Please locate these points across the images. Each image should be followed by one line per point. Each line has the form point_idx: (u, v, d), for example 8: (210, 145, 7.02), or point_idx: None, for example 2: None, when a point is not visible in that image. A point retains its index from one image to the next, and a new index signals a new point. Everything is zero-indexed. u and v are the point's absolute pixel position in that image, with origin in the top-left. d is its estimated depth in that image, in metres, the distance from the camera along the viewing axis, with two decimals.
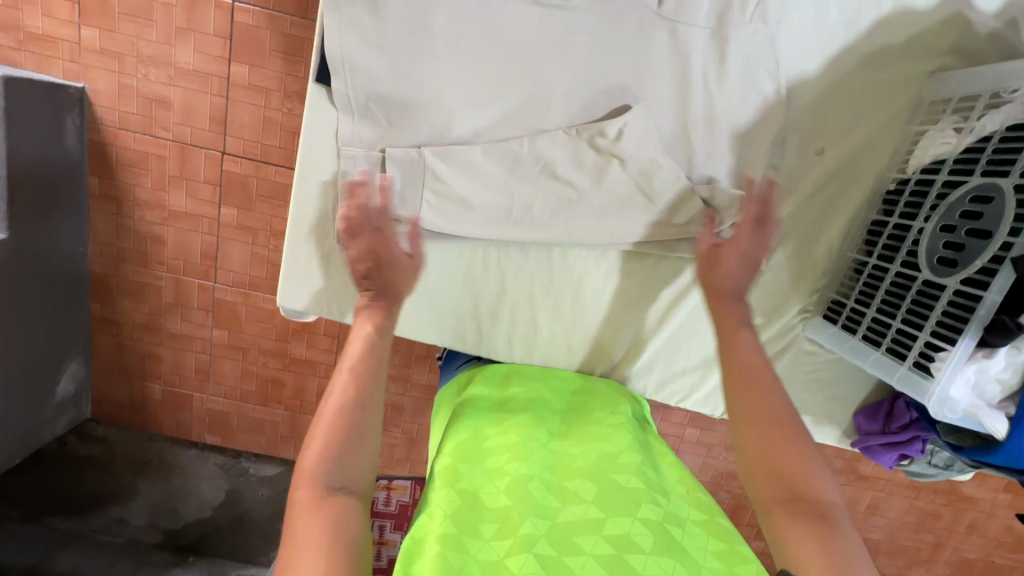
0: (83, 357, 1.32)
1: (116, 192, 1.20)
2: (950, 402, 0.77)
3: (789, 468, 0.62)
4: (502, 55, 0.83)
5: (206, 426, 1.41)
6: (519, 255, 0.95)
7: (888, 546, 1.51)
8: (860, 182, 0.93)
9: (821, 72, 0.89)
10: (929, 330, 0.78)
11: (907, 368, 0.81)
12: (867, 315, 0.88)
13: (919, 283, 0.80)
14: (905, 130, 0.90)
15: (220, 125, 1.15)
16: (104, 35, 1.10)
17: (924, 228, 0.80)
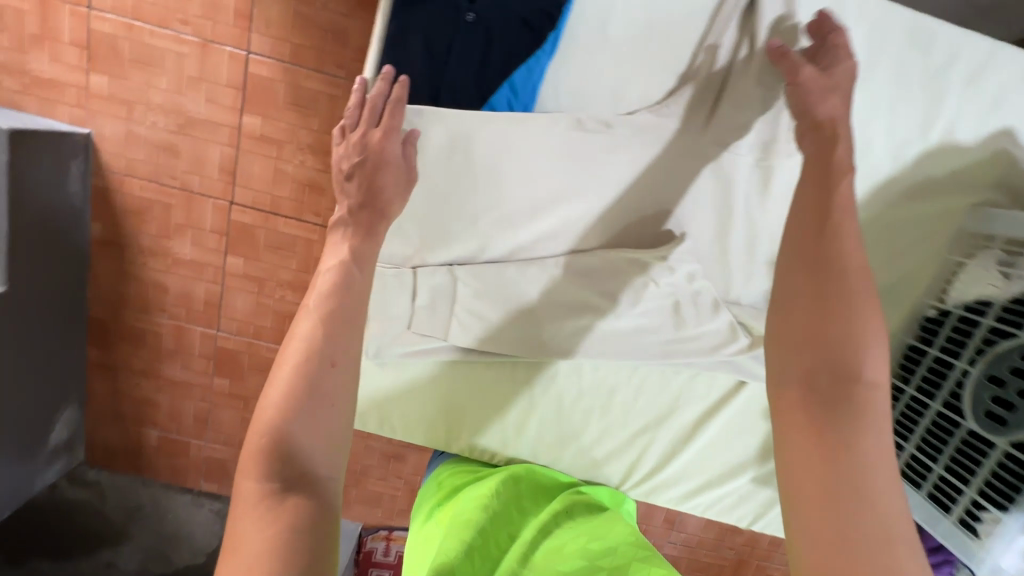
0: (78, 403, 1.28)
1: (119, 238, 1.17)
2: (998, 567, 0.85)
3: (821, 333, 0.68)
4: (563, 182, 0.88)
5: (202, 473, 1.37)
6: (549, 370, 0.94)
7: None
8: (899, 304, 1.01)
9: (868, 203, 0.96)
10: (976, 489, 0.85)
11: (952, 522, 0.88)
12: (931, 472, 0.91)
13: (965, 433, 0.86)
14: (946, 260, 0.98)
15: (229, 174, 1.13)
16: (112, 81, 1.07)
17: (969, 372, 0.86)
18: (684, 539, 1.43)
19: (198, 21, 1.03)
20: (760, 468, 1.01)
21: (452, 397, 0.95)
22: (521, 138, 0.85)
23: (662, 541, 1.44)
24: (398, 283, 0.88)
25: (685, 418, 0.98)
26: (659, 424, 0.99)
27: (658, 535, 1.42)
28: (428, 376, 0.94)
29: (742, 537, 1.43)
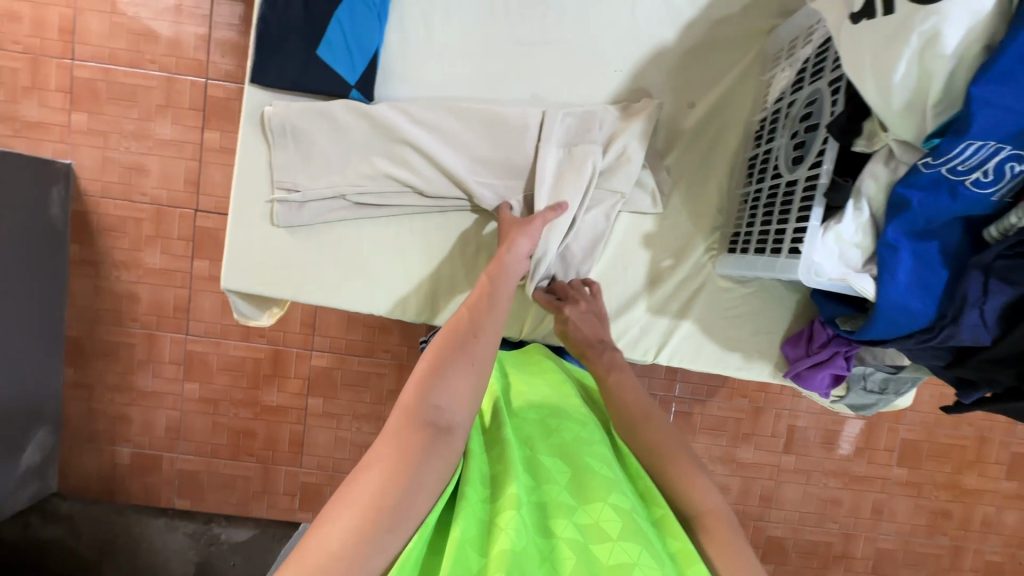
0: (52, 426, 1.31)
1: (96, 255, 1.28)
2: (817, 268, 0.68)
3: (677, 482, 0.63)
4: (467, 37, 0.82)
5: (175, 490, 1.37)
6: (440, 219, 0.84)
7: (906, 557, 1.41)
8: (732, 125, 0.86)
9: (678, 38, 0.83)
10: (793, 224, 0.71)
11: (784, 258, 0.72)
12: (751, 237, 0.80)
13: (782, 187, 0.74)
14: (759, 81, 0.85)
15: (194, 185, 1.26)
16: (92, 117, 1.24)
17: (779, 144, 0.76)
18: None
19: (164, 59, 1.23)
20: (653, 297, 0.88)
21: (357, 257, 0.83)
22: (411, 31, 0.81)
23: None
24: (290, 137, 0.79)
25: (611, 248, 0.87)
26: None
27: None
28: (330, 233, 0.82)
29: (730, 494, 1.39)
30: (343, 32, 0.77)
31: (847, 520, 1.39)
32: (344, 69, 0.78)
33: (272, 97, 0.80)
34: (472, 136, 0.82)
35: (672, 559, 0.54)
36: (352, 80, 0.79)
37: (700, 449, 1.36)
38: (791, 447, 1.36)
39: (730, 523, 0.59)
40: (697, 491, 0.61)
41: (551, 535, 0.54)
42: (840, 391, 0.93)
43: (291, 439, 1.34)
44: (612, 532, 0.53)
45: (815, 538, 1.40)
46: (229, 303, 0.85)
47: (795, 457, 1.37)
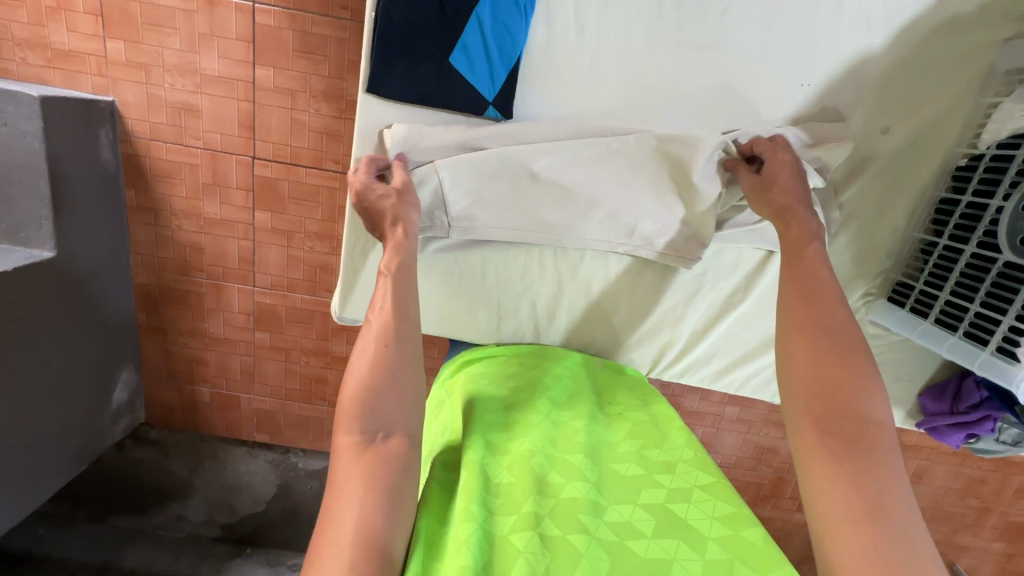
0: (134, 365, 1.37)
1: (153, 203, 1.22)
2: None
3: (838, 386, 0.64)
4: (667, 49, 0.83)
5: (254, 425, 1.45)
6: (576, 255, 0.93)
7: (932, 513, 1.51)
8: (929, 157, 0.88)
9: (887, 49, 0.83)
10: (1013, 314, 0.76)
11: (989, 353, 0.79)
12: (937, 300, 0.87)
13: (999, 265, 0.77)
14: (976, 103, 0.85)
15: (249, 129, 1.15)
16: (129, 46, 1.09)
17: (1004, 206, 0.76)
18: (721, 459, 1.45)
19: None
20: None
21: (484, 289, 0.94)
22: (565, 42, 0.82)
23: None
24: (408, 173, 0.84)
25: (715, 297, 0.96)
26: (698, 292, 0.96)
27: None
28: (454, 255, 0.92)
29: (778, 455, 1.44)
30: (482, 39, 0.79)
31: None
32: (484, 86, 0.82)
33: (389, 108, 0.84)
34: (584, 166, 0.85)
35: (721, 523, 0.61)
36: (488, 97, 0.83)
37: (757, 415, 1.39)
38: None
39: (890, 443, 0.60)
40: (866, 403, 0.63)
41: (577, 529, 0.58)
42: (970, 439, 1.01)
43: None
44: (645, 532, 0.60)
45: None
46: (335, 314, 1.01)
47: None
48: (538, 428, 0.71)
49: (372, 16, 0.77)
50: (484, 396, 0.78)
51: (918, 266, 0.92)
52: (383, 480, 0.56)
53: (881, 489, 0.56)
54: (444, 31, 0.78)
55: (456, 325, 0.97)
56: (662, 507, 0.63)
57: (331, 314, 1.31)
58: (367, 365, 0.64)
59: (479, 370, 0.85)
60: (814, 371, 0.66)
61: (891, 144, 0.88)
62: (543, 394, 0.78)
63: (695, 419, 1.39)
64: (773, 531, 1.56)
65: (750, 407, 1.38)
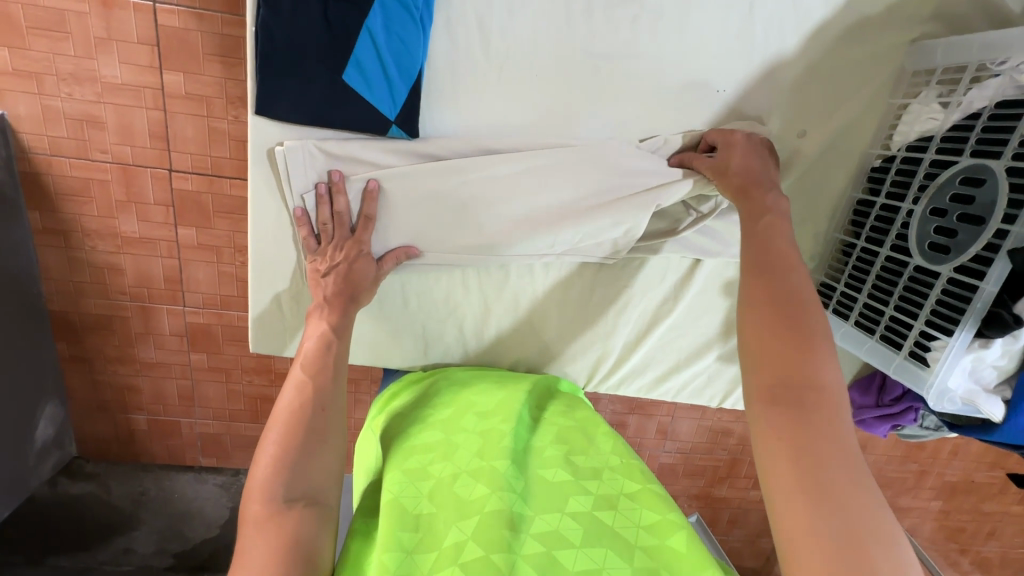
0: (58, 399, 1.27)
1: (62, 224, 1.12)
2: (948, 392, 0.78)
3: (789, 354, 0.61)
4: (582, 59, 0.80)
5: (199, 450, 1.38)
6: (500, 274, 0.92)
7: (877, 479, 1.59)
8: (846, 158, 0.90)
9: (800, 53, 0.83)
10: (925, 319, 0.78)
11: (903, 358, 0.81)
12: (857, 302, 0.88)
13: (911, 269, 0.78)
14: (887, 105, 0.86)
15: (162, 140, 1.07)
16: (15, 54, 0.99)
17: (914, 210, 0.78)
18: (678, 446, 1.48)
19: None
20: (724, 346, 1.01)
21: (407, 314, 0.94)
22: (474, 55, 0.79)
23: (655, 450, 1.49)
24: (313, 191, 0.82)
25: (643, 311, 0.96)
26: (628, 307, 0.96)
27: (652, 446, 1.47)
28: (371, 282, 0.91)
29: (731, 437, 1.48)
30: (377, 55, 0.74)
31: None
32: (383, 103, 0.78)
33: (289, 130, 0.80)
34: (500, 182, 0.83)
35: (647, 532, 0.61)
36: (391, 116, 0.79)
37: None
38: None
39: (838, 407, 0.58)
40: (814, 365, 0.60)
41: (501, 546, 0.57)
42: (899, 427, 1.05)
43: None
44: (573, 543, 0.59)
45: None
46: (254, 342, 0.97)
47: None
48: (462, 449, 0.70)
49: (257, 31, 0.72)
50: (409, 427, 0.77)
51: (838, 266, 0.93)
52: (293, 555, 0.57)
53: (824, 451, 0.55)
54: (331, 49, 0.74)
55: (381, 350, 0.96)
56: (590, 515, 0.63)
57: None
58: (289, 428, 0.66)
59: (405, 401, 0.84)
60: (765, 337, 0.63)
61: (808, 149, 0.88)
62: (468, 412, 0.78)
63: (651, 409, 1.41)
64: (731, 509, 1.61)
65: None
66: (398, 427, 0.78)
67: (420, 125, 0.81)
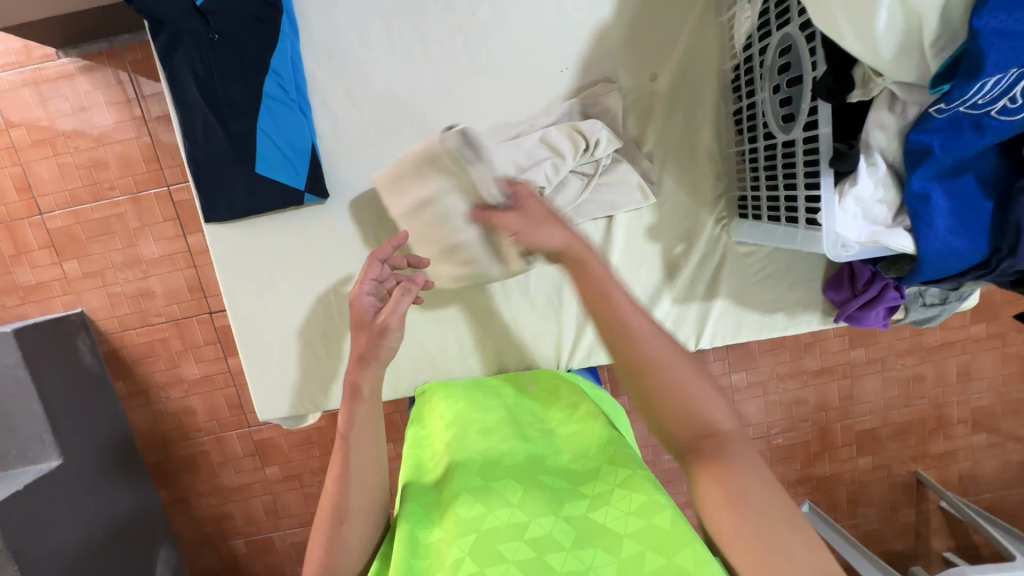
0: (169, 542, 1.40)
1: (141, 385, 1.32)
2: (841, 240, 0.67)
3: (691, 407, 0.56)
4: (435, 91, 0.91)
5: (296, 561, 1.45)
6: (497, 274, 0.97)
7: (1006, 406, 1.38)
8: (705, 80, 0.91)
9: (616, 13, 0.89)
10: (802, 185, 0.72)
11: (804, 228, 0.73)
12: (761, 200, 0.84)
13: (780, 146, 0.76)
14: (718, 23, 0.89)
15: (199, 290, 1.27)
16: (82, 261, 1.25)
17: (762, 96, 0.78)
18: (754, 431, 1.38)
19: (121, 181, 1.21)
20: (674, 287, 0.98)
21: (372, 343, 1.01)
22: (343, 119, 0.92)
23: None
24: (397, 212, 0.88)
25: None
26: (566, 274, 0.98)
27: None
28: (313, 325, 0.97)
29: (808, 404, 1.37)
30: (274, 144, 0.88)
31: (935, 390, 1.37)
32: (293, 177, 0.89)
33: (229, 229, 0.93)
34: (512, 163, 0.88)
35: (635, 516, 0.59)
36: (302, 186, 0.90)
37: (766, 372, 1.34)
38: (858, 341, 1.33)
39: (744, 452, 0.54)
40: (711, 413, 0.56)
41: (496, 560, 0.56)
42: (897, 314, 0.94)
43: None
44: (564, 542, 0.58)
45: (904, 418, 1.38)
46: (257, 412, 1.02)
47: (865, 350, 1.34)
48: (465, 468, 0.70)
49: (189, 161, 0.89)
50: (424, 460, 0.78)
51: (744, 178, 0.90)
52: None
53: (740, 488, 0.51)
54: (239, 154, 0.88)
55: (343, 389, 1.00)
56: (584, 517, 0.62)
57: (325, 427, 1.36)
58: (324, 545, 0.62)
59: (421, 434, 0.85)
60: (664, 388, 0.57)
61: (666, 88, 0.91)
62: (473, 432, 0.78)
63: None
64: (847, 487, 1.43)
65: (755, 367, 1.34)
66: (413, 460, 0.79)
67: (327, 185, 0.93)
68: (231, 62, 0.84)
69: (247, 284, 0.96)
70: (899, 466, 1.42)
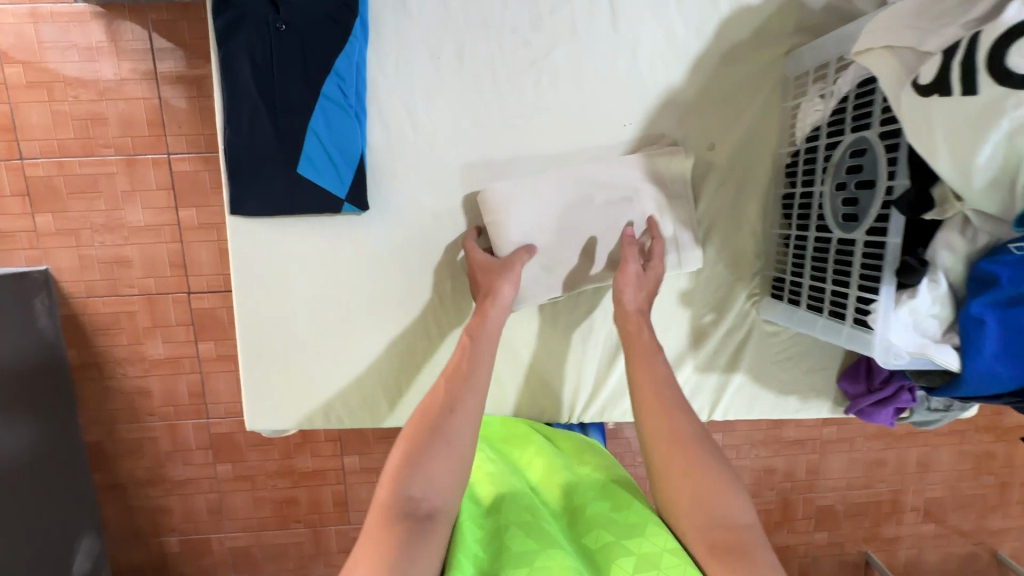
0: (95, 530, 1.29)
1: (96, 357, 1.23)
2: (893, 349, 0.70)
3: (706, 495, 0.63)
4: (496, 120, 0.89)
5: (231, 567, 1.36)
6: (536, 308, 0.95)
7: (955, 501, 1.44)
8: (760, 160, 0.93)
9: (687, 79, 0.90)
10: (856, 285, 0.74)
11: (851, 327, 0.76)
12: (802, 287, 0.86)
13: (835, 242, 0.78)
14: (782, 108, 0.91)
15: (181, 268, 1.20)
16: (57, 216, 1.16)
17: (824, 190, 0.80)
18: None
19: (118, 141, 1.14)
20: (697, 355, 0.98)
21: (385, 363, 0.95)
22: (397, 131, 0.89)
23: None
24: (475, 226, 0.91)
25: (607, 332, 0.97)
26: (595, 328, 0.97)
27: None
28: (326, 339, 0.93)
29: (776, 473, 1.39)
30: (323, 148, 0.84)
31: (894, 477, 1.42)
32: (332, 184, 0.86)
33: (257, 225, 0.88)
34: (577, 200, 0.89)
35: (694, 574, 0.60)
36: (342, 194, 0.86)
37: (742, 437, 1.36)
38: (832, 420, 1.37)
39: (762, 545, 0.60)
40: (732, 505, 0.63)
41: None
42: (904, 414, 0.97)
43: (336, 498, 1.33)
44: None
45: (863, 499, 1.42)
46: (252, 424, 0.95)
47: (836, 428, 1.38)
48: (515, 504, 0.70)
49: (226, 149, 0.84)
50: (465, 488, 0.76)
51: (783, 261, 0.92)
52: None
53: None
54: (283, 152, 0.84)
55: (343, 408, 0.95)
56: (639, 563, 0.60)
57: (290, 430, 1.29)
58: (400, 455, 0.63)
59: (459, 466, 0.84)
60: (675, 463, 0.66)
61: (722, 159, 0.92)
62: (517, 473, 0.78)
63: None
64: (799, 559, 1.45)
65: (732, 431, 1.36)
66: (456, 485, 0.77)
67: (368, 198, 0.89)
68: (294, 56, 0.81)
69: (261, 281, 0.90)
70: (851, 545, 1.45)
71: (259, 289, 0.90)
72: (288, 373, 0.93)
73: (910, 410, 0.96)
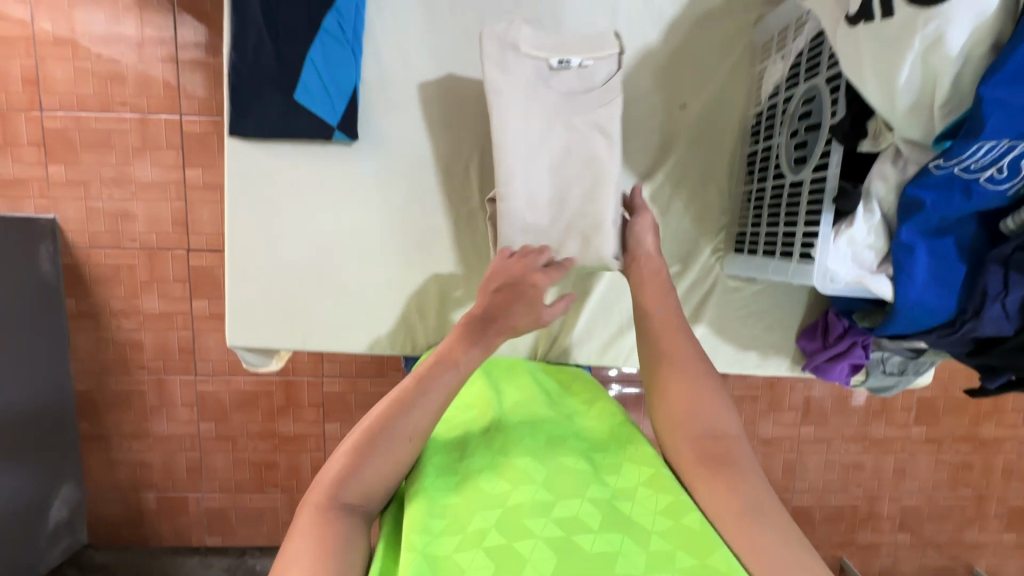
0: (74, 480, 1.31)
1: (93, 307, 1.26)
2: (831, 273, 0.74)
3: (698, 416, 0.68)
4: (479, 69, 0.95)
5: (205, 529, 1.37)
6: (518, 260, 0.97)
7: (931, 511, 1.44)
8: (728, 122, 0.97)
9: (662, 40, 0.95)
10: (803, 221, 0.78)
11: (797, 262, 0.79)
12: (760, 235, 0.90)
13: (788, 186, 0.82)
14: (750, 73, 0.96)
15: (183, 226, 1.24)
16: (69, 167, 1.21)
17: (780, 139, 0.84)
18: None
19: (134, 99, 1.20)
20: None
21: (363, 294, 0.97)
22: (389, 72, 0.94)
23: None
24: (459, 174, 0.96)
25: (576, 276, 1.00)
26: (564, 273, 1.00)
27: None
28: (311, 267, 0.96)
29: None
30: (319, 78, 0.89)
31: (871, 481, 1.42)
32: (326, 112, 0.90)
33: (252, 148, 0.93)
34: None
35: (663, 516, 0.59)
36: (334, 122, 0.91)
37: None
38: (809, 419, 1.38)
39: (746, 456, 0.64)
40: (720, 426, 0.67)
41: (524, 534, 0.55)
42: (860, 376, 1.02)
43: (314, 465, 1.34)
44: (592, 524, 0.57)
45: (839, 503, 1.42)
46: (239, 355, 0.99)
47: (814, 428, 1.39)
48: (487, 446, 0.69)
49: (229, 73, 0.89)
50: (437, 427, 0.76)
51: (746, 217, 0.96)
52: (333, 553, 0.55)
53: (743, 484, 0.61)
54: (282, 78, 0.89)
55: (322, 336, 0.97)
56: (607, 503, 0.60)
57: (275, 392, 1.31)
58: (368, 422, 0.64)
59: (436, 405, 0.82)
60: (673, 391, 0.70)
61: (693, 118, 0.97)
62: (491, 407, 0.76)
63: None
64: None
65: None
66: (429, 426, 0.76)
67: (358, 130, 0.93)
68: None
69: (252, 205, 0.94)
70: (826, 550, 1.44)
71: (250, 214, 0.94)
72: (273, 299, 0.96)
73: (866, 371, 1.01)
